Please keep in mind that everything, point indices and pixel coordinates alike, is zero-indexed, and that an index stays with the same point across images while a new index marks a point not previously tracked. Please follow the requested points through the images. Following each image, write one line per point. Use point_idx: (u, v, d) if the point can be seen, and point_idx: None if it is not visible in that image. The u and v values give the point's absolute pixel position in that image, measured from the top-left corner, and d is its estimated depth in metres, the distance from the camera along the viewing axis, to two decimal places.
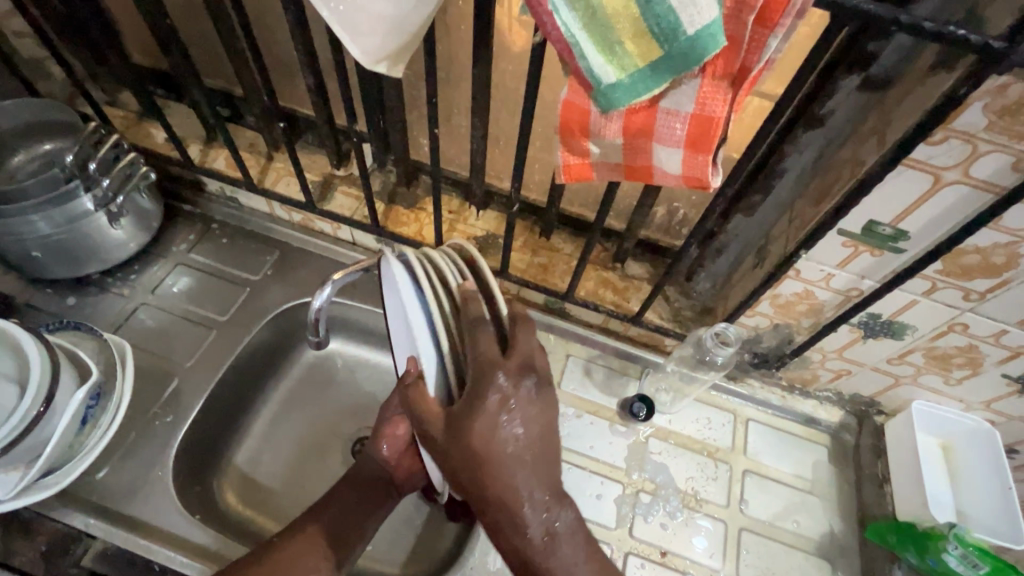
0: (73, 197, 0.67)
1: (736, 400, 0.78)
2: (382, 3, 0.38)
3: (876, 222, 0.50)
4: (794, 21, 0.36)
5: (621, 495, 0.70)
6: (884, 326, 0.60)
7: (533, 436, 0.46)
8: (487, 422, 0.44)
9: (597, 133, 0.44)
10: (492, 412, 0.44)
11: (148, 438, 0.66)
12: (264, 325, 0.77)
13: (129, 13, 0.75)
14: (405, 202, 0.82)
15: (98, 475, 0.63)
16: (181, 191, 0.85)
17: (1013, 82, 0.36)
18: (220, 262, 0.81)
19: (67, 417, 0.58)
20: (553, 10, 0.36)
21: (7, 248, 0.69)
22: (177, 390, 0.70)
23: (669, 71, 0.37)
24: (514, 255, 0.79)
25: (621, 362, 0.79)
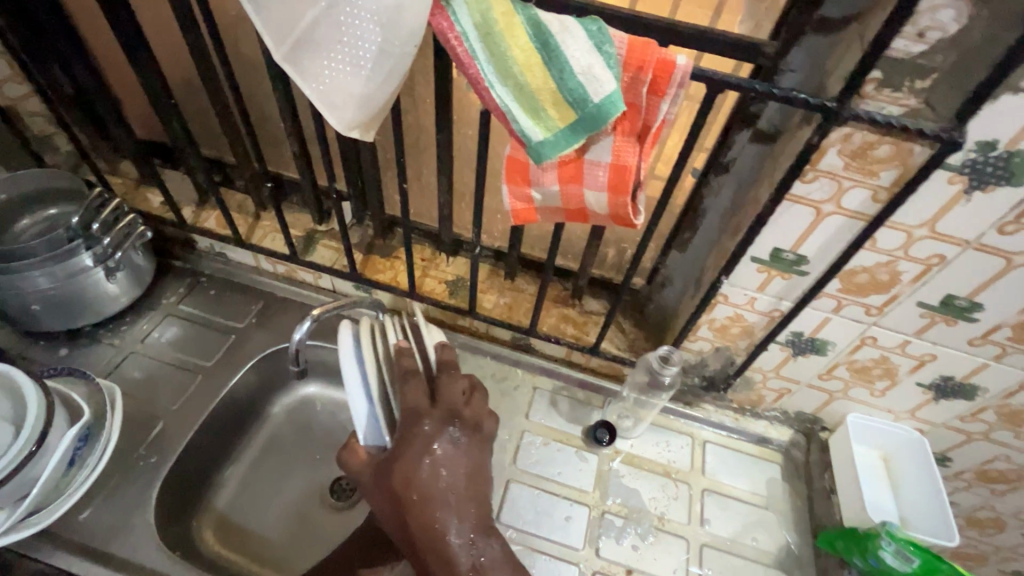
0: (75, 254, 0.73)
1: (692, 423, 0.83)
2: (353, 83, 0.48)
3: (780, 250, 0.58)
4: (679, 89, 0.46)
5: (589, 517, 0.74)
6: (808, 343, 0.68)
7: (456, 474, 0.55)
8: (411, 462, 0.54)
9: (537, 182, 0.53)
10: (411, 454, 0.54)
11: (132, 478, 0.69)
12: (248, 369, 0.82)
13: (135, 94, 0.86)
14: (381, 252, 0.90)
15: (81, 516, 0.65)
16: (173, 248, 0.92)
17: (853, 132, 0.47)
18: (207, 312, 0.87)
19: (57, 456, 0.61)
20: (490, 87, 0.45)
21: (8, 302, 0.74)
22: (161, 431, 0.73)
23: (584, 130, 0.46)
24: (482, 296, 0.87)
25: (585, 392, 0.85)
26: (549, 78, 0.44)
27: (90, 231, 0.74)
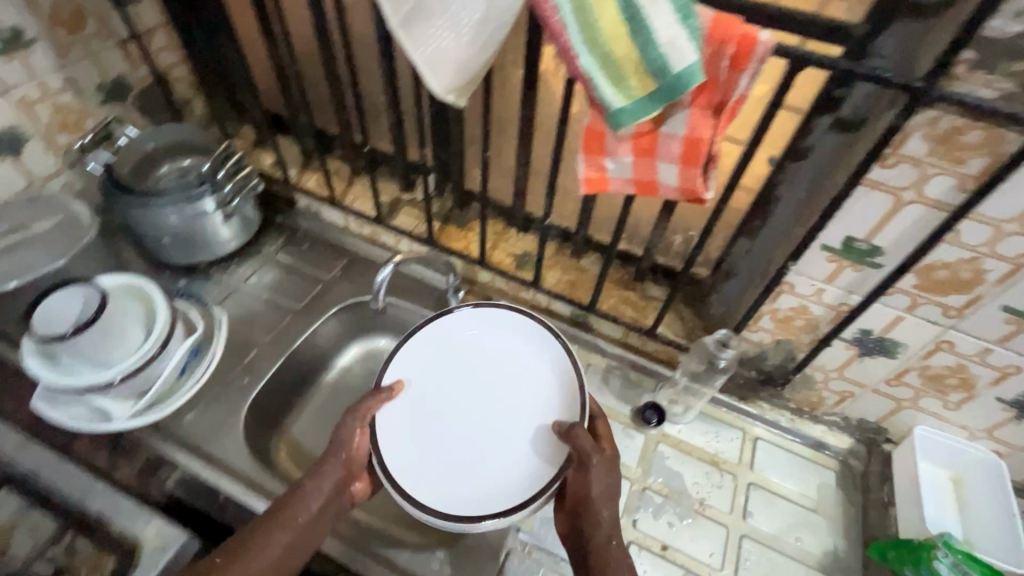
0: (202, 197, 0.85)
1: (744, 418, 0.83)
2: (456, 49, 0.53)
3: (853, 239, 0.58)
4: (760, 65, 0.48)
5: (629, 490, 0.75)
6: (877, 343, 0.66)
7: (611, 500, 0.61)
8: (582, 481, 0.62)
9: (612, 152, 0.57)
10: (585, 470, 0.62)
11: (228, 392, 0.79)
12: (329, 316, 0.90)
13: (260, 65, 0.97)
14: (457, 223, 0.97)
15: (185, 417, 0.76)
16: (276, 204, 1.04)
17: (941, 115, 0.46)
18: (301, 261, 0.97)
19: (173, 361, 0.71)
20: (577, 54, 0.49)
21: (145, 234, 0.87)
22: (254, 358, 0.84)
23: (663, 100, 0.49)
24: (546, 272, 0.91)
25: (638, 374, 0.86)
26: (634, 48, 0.47)
27: (216, 179, 0.86)
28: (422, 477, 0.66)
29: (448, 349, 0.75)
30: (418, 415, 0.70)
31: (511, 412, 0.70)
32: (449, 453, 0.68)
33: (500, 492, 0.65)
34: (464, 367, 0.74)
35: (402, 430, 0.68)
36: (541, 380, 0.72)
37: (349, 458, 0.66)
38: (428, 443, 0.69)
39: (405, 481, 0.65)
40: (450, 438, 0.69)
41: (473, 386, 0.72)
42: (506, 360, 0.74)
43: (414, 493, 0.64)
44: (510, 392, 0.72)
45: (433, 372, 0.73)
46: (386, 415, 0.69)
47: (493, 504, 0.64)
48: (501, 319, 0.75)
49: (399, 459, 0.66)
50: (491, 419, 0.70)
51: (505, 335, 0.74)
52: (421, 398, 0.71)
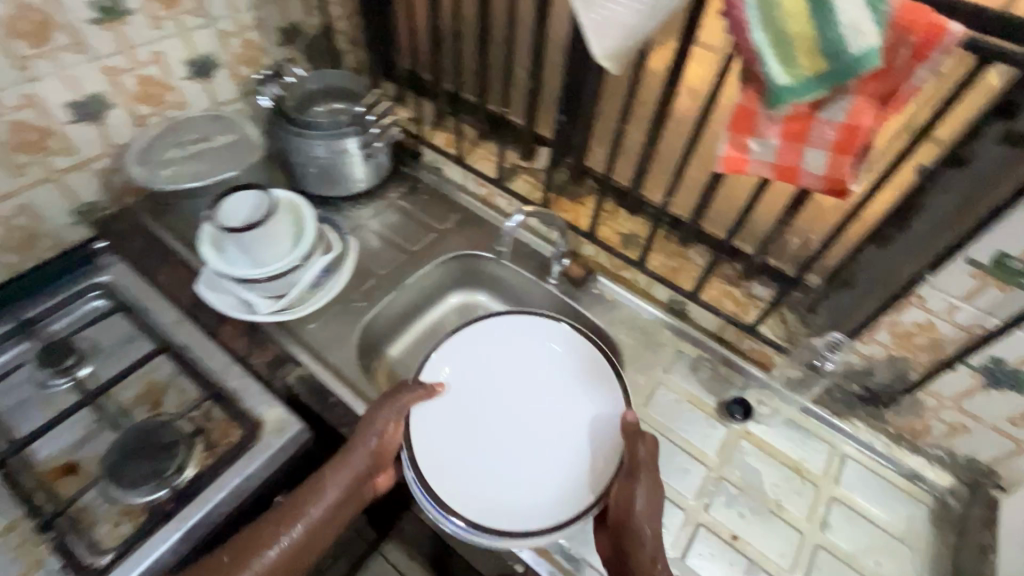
0: (351, 136, 0.94)
1: (835, 433, 0.80)
2: (628, 16, 0.56)
3: (1006, 254, 0.56)
4: (941, 57, 0.47)
5: (704, 476, 0.76)
6: (1009, 375, 0.62)
7: (653, 513, 0.63)
8: (626, 494, 0.64)
9: (759, 133, 0.57)
10: (632, 483, 0.65)
11: (347, 312, 0.88)
12: (437, 262, 0.97)
13: None
14: (569, 196, 1.00)
15: (309, 325, 0.85)
16: (403, 156, 1.12)
17: None
18: (420, 210, 1.05)
19: (312, 272, 0.80)
20: (750, 29, 0.50)
21: (296, 161, 0.97)
22: (371, 287, 0.92)
23: (832, 82, 0.49)
24: (651, 255, 0.93)
25: (727, 370, 0.86)
26: (812, 27, 0.48)
27: (366, 121, 0.95)
28: (464, 487, 0.68)
29: (483, 361, 0.78)
30: (453, 426, 0.73)
31: (552, 425, 0.74)
32: (488, 464, 0.71)
33: (548, 504, 0.67)
34: (500, 377, 0.78)
35: (434, 441, 0.71)
36: (581, 393, 0.76)
37: (378, 449, 0.70)
38: (467, 454, 0.71)
39: (446, 496, 0.66)
40: (489, 450, 0.72)
41: (509, 397, 0.76)
42: (543, 373, 0.78)
43: (457, 507, 0.66)
44: (548, 405, 0.76)
45: (467, 382, 0.77)
46: (421, 421, 0.71)
47: (541, 518, 0.66)
48: (538, 332, 0.80)
49: (437, 471, 0.68)
50: (529, 431, 0.74)
51: (542, 348, 0.80)
52: (455, 409, 0.74)
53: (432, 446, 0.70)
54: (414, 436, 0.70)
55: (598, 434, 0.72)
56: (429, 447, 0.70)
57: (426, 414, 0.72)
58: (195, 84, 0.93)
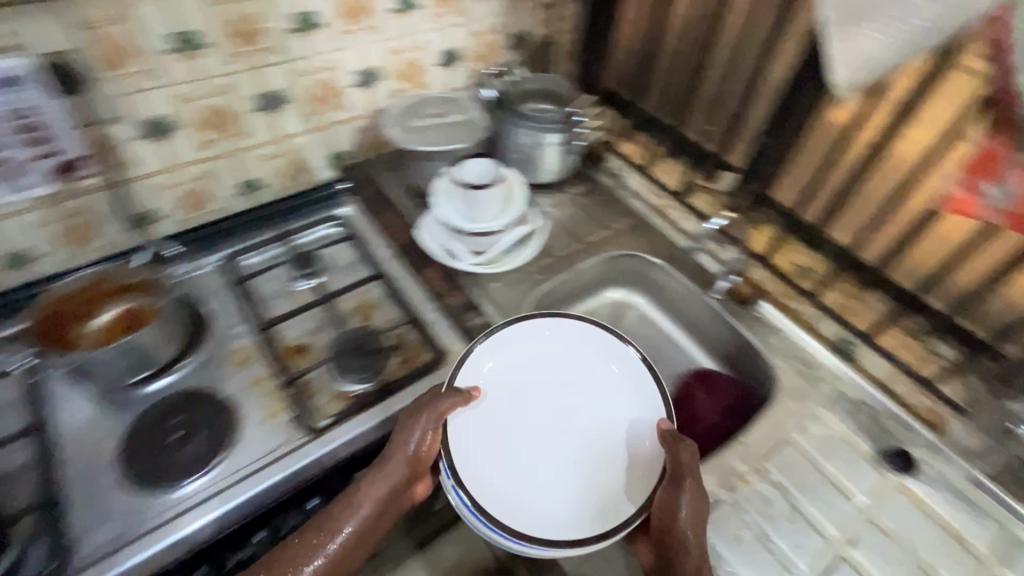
0: (554, 131, 1.05)
1: (1010, 513, 0.74)
2: (880, 44, 0.54)
3: None
4: None
5: (854, 514, 0.74)
6: None
7: (696, 520, 0.65)
8: (671, 494, 0.67)
9: (1001, 177, 0.59)
10: (677, 488, 0.67)
11: (524, 282, 0.98)
12: (599, 257, 1.05)
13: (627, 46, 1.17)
14: (748, 220, 1.04)
15: (491, 286, 0.96)
16: (587, 158, 1.19)
17: None
18: (595, 208, 1.12)
19: (510, 236, 0.93)
20: (1017, 77, 0.52)
21: (503, 148, 1.10)
22: (547, 265, 1.01)
23: None
24: (828, 292, 0.95)
25: (893, 423, 0.82)
26: None
27: (570, 121, 1.05)
28: (506, 490, 0.72)
29: (521, 365, 0.82)
30: (492, 429, 0.76)
31: (588, 431, 0.78)
32: (529, 467, 0.75)
33: (591, 508, 0.71)
34: (540, 381, 0.81)
35: (474, 445, 0.73)
36: (619, 399, 0.80)
37: (415, 454, 0.70)
38: (508, 458, 0.74)
39: (488, 503, 0.69)
40: (528, 453, 0.76)
41: (547, 398, 0.80)
42: (580, 380, 0.82)
43: (499, 512, 0.69)
44: (586, 410, 0.80)
45: (505, 386, 0.80)
46: (459, 427, 0.74)
47: (581, 524, 0.70)
48: (583, 348, 0.83)
49: (478, 473, 0.72)
50: (568, 434, 0.78)
51: (581, 353, 0.83)
52: (493, 412, 0.77)
53: (473, 448, 0.73)
54: (452, 438, 0.72)
55: (635, 437, 0.76)
56: (468, 451, 0.73)
57: (461, 416, 0.75)
58: (441, 70, 1.10)
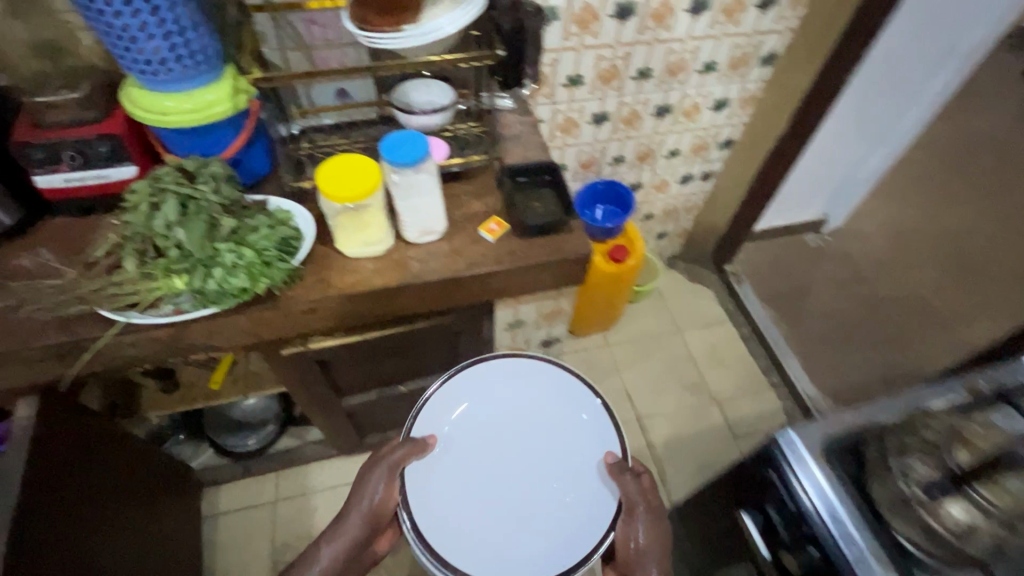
0: None
1: None
2: None
3: None
4: None
5: None
6: None
7: (650, 545, 0.90)
8: (628, 527, 0.93)
9: None
10: (633, 521, 0.93)
11: None
12: None
13: None
14: None
15: None
16: None
17: None
18: None
19: None
20: None
21: None
22: None
23: None
24: None
25: None
26: None
27: None
28: (456, 526, 0.97)
29: (480, 409, 1.07)
30: (457, 462, 1.03)
31: (539, 459, 1.04)
32: (488, 516, 0.99)
33: (556, 539, 0.97)
34: (499, 426, 1.06)
35: (429, 484, 0.99)
36: (573, 448, 1.05)
37: (376, 505, 0.94)
38: (468, 507, 0.99)
39: (449, 545, 0.95)
40: (482, 498, 1.00)
41: (506, 430, 1.06)
42: (526, 410, 1.09)
43: (467, 557, 0.94)
44: (535, 450, 1.05)
45: (473, 414, 1.07)
46: (417, 469, 1.00)
47: (538, 555, 0.96)
48: (540, 395, 1.09)
49: (447, 523, 0.97)
50: (515, 468, 1.03)
51: (523, 390, 1.09)
52: (453, 457, 1.03)
53: (439, 495, 0.99)
54: (405, 485, 0.97)
55: (569, 466, 1.03)
56: (434, 501, 0.98)
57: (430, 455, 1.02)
58: None
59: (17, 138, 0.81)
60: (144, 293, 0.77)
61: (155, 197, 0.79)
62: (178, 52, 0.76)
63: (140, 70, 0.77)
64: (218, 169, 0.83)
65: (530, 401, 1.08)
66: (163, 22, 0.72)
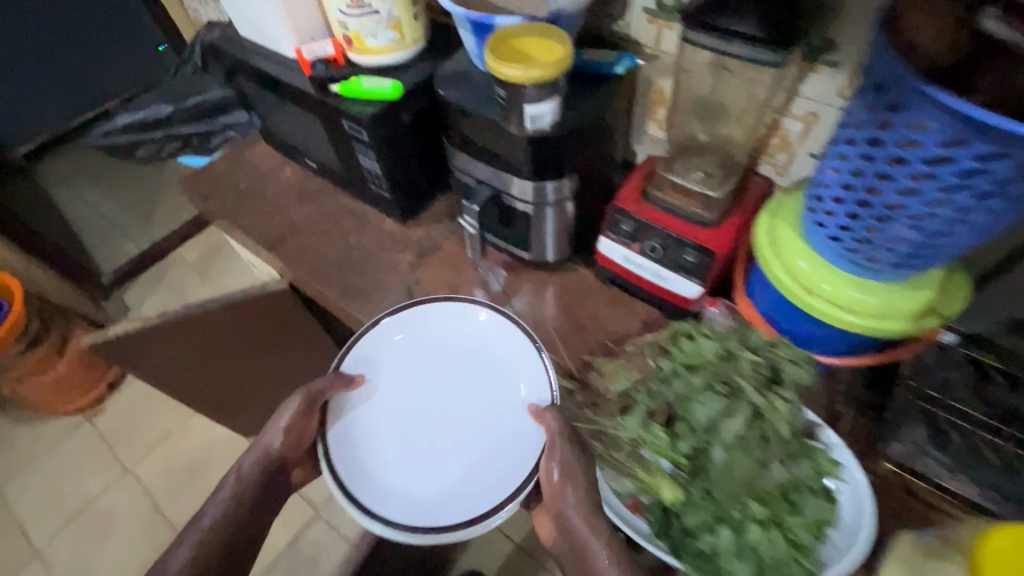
0: None
1: None
2: None
3: None
4: None
5: None
6: None
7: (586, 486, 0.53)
8: (555, 467, 0.54)
9: None
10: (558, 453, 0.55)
11: None
12: None
13: None
14: None
15: None
16: None
17: None
18: None
19: None
20: None
21: None
22: None
23: None
24: None
25: None
26: None
27: None
28: (379, 460, 0.59)
29: (421, 340, 0.66)
30: (386, 400, 0.63)
31: (478, 411, 0.62)
32: (416, 464, 0.59)
33: (491, 473, 0.58)
34: (433, 372, 0.65)
35: (353, 424, 0.61)
36: (509, 392, 0.63)
37: (282, 446, 0.59)
38: (390, 451, 0.60)
39: (365, 493, 0.56)
40: (406, 448, 0.60)
41: (443, 372, 0.65)
42: (468, 362, 0.65)
43: (383, 502, 0.56)
44: (474, 374, 0.65)
45: (405, 356, 0.65)
46: (337, 407, 0.61)
47: (466, 506, 0.56)
48: (500, 356, 0.65)
49: (369, 465, 0.59)
50: (447, 418, 0.62)
51: (474, 333, 0.67)
52: (383, 394, 0.63)
53: (364, 438, 0.60)
54: (331, 428, 0.60)
55: (513, 419, 0.61)
56: (357, 447, 0.59)
57: (354, 397, 0.62)
58: None
59: (621, 203, 0.70)
60: (620, 464, 0.59)
61: (719, 381, 0.56)
62: (919, 249, 0.46)
63: (834, 235, 0.51)
64: (806, 377, 0.56)
65: (483, 343, 0.66)
66: (949, 221, 0.42)
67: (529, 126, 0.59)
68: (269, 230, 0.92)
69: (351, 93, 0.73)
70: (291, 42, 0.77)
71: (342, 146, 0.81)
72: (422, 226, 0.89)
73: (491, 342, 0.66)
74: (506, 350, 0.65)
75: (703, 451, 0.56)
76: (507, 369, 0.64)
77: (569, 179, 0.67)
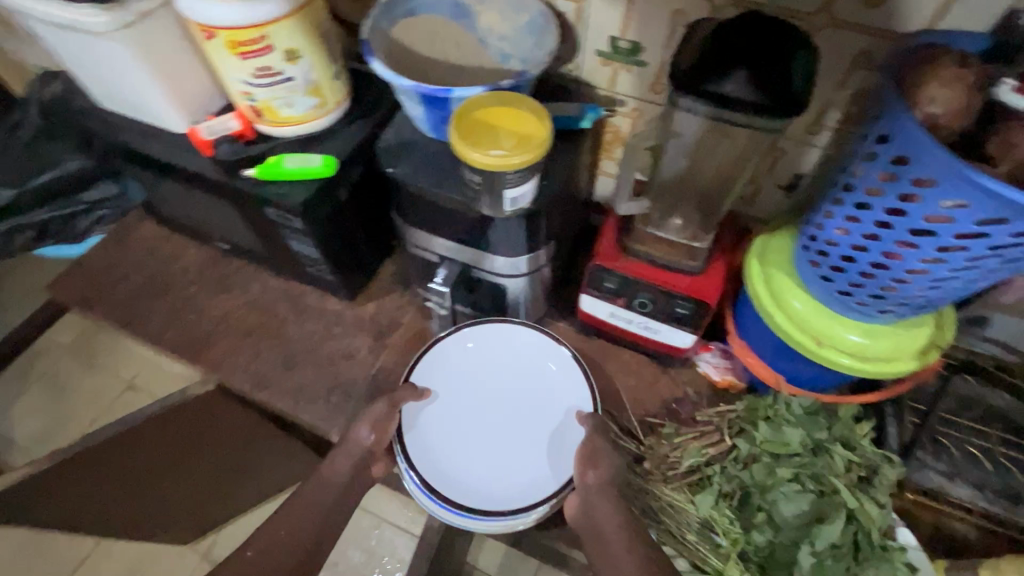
0: None
1: None
2: None
3: None
4: None
5: None
6: None
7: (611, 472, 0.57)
8: (587, 462, 0.59)
9: None
10: (593, 446, 0.59)
11: None
12: None
13: None
14: None
15: None
16: None
17: None
18: None
19: None
20: None
21: None
22: None
23: None
24: None
25: None
26: None
27: None
28: (447, 457, 0.62)
29: (489, 351, 0.67)
30: (459, 405, 0.65)
31: (533, 421, 0.65)
32: (477, 461, 0.63)
33: (537, 474, 0.61)
34: (495, 380, 0.66)
35: (428, 425, 0.63)
36: (557, 402, 0.65)
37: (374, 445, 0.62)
38: (459, 448, 0.63)
39: (437, 484, 0.60)
40: (470, 448, 0.63)
41: (503, 383, 0.66)
42: (527, 374, 0.67)
43: (447, 492, 0.60)
44: (531, 388, 0.66)
45: (473, 369, 0.67)
46: (410, 410, 0.63)
47: (514, 499, 0.60)
48: (548, 369, 0.66)
49: (439, 462, 0.61)
50: (507, 422, 0.65)
51: (529, 347, 0.67)
52: (454, 400, 0.65)
53: (436, 439, 0.63)
54: (405, 425, 0.62)
55: (559, 427, 0.64)
56: (430, 446, 0.62)
57: (425, 402, 0.64)
58: None
59: (601, 260, 0.64)
60: (688, 545, 0.60)
61: (809, 479, 0.59)
62: (937, 299, 0.46)
63: (847, 292, 0.51)
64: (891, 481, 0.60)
65: (528, 352, 0.67)
66: (973, 278, 0.42)
67: (508, 209, 0.52)
68: (186, 335, 0.77)
69: (272, 176, 0.60)
70: (185, 118, 0.63)
71: (265, 229, 0.68)
72: (373, 299, 0.79)
73: (533, 354, 0.67)
74: (549, 360, 0.67)
75: (783, 546, 0.58)
76: (550, 377, 0.66)
77: (545, 248, 0.60)
